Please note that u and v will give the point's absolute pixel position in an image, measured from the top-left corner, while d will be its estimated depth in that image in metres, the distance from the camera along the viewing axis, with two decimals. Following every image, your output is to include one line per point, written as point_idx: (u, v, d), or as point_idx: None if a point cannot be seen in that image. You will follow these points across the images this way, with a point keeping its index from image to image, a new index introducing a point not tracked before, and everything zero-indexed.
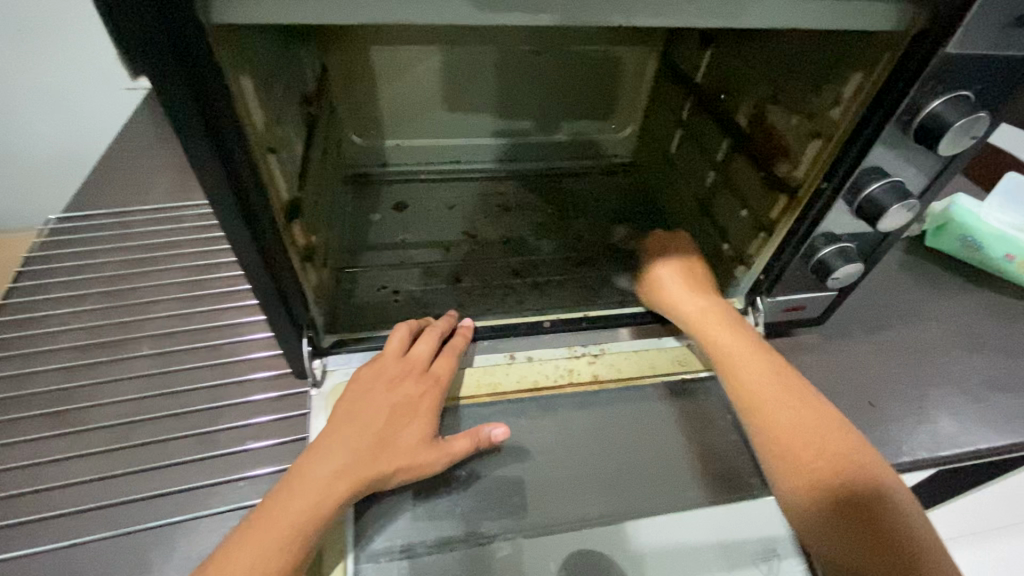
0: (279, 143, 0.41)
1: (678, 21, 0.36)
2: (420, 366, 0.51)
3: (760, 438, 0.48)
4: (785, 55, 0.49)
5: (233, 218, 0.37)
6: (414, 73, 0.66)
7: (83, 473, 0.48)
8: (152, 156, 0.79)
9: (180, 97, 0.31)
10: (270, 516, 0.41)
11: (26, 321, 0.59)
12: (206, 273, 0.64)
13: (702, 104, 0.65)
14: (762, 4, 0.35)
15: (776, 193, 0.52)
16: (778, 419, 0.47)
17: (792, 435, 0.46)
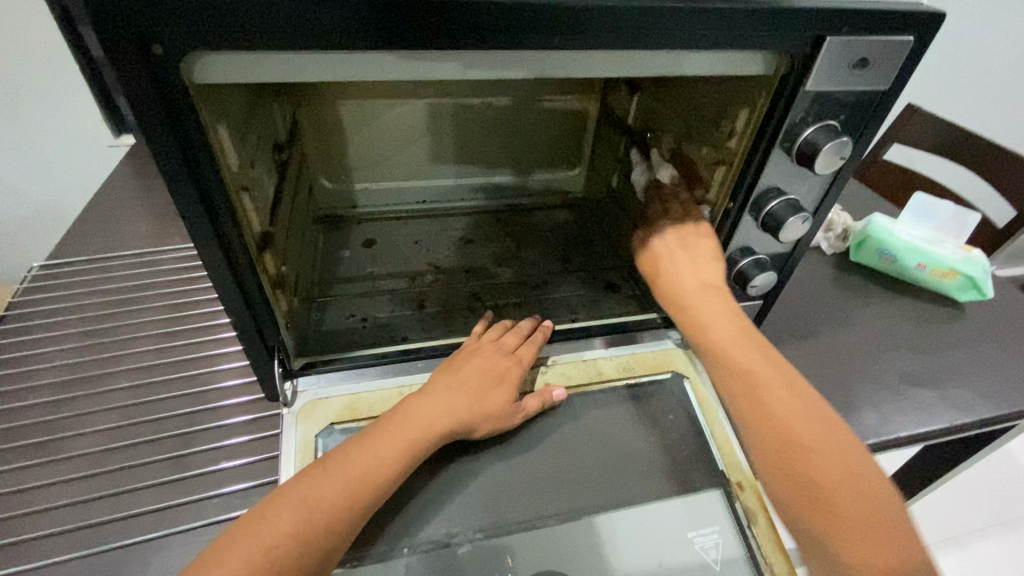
0: (252, 183, 0.46)
1: (589, 70, 0.43)
2: (507, 349, 0.61)
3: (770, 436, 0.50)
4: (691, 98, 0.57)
5: (211, 251, 0.42)
6: (378, 124, 0.73)
7: (59, 499, 0.50)
8: (134, 207, 0.84)
9: (167, 147, 0.36)
10: (362, 455, 0.49)
11: (8, 360, 0.62)
12: (184, 310, 0.68)
13: (633, 142, 0.73)
14: (653, 58, 0.43)
15: (696, 215, 0.59)
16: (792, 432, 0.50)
17: (792, 434, 0.49)
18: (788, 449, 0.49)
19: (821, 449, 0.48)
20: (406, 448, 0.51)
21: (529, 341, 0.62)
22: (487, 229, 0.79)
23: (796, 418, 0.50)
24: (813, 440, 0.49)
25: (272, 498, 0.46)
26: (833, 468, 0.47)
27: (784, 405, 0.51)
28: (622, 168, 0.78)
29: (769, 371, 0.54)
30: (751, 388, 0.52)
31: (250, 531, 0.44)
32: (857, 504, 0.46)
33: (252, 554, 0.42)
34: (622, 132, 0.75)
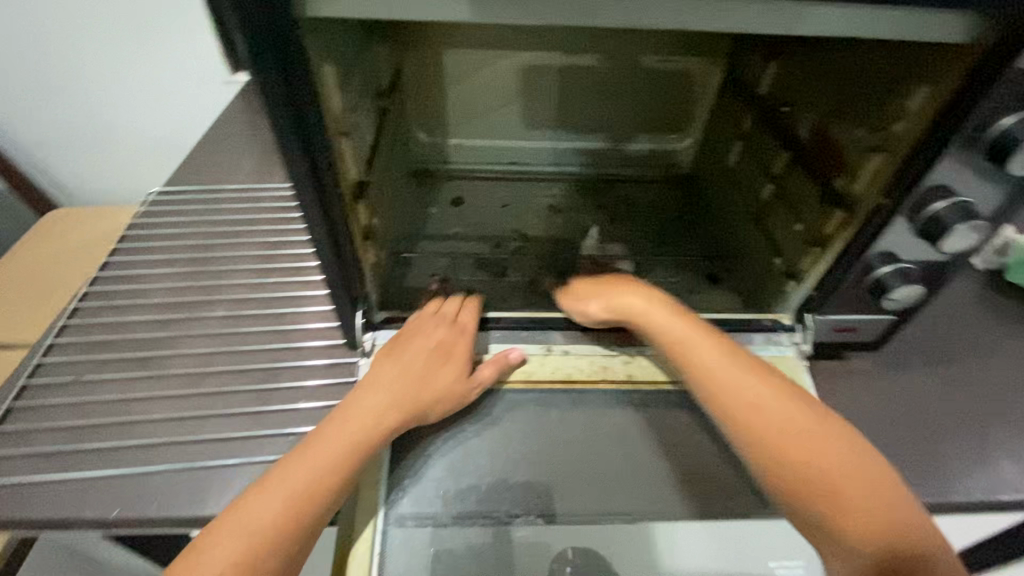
0: (352, 128, 0.45)
1: (741, 24, 0.36)
2: (445, 321, 0.55)
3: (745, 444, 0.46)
4: (849, 69, 0.48)
5: (308, 195, 0.41)
6: (478, 77, 0.69)
7: (155, 412, 0.53)
8: (242, 143, 0.87)
9: (273, 84, 0.35)
10: (320, 445, 0.44)
11: (124, 278, 0.67)
12: (278, 249, 0.70)
13: (761, 116, 0.64)
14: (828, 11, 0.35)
15: (832, 208, 0.51)
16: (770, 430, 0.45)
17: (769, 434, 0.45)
18: (788, 458, 0.44)
19: (819, 452, 0.44)
20: (370, 428, 0.46)
21: (466, 306, 0.57)
22: (579, 199, 0.75)
23: (789, 425, 0.45)
24: (808, 441, 0.44)
25: (233, 512, 0.41)
26: (841, 471, 0.43)
27: (779, 407, 0.46)
28: (742, 144, 0.69)
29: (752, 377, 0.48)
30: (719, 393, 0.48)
31: (225, 526, 0.40)
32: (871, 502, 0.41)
33: (230, 547, 0.39)
34: (749, 103, 0.66)
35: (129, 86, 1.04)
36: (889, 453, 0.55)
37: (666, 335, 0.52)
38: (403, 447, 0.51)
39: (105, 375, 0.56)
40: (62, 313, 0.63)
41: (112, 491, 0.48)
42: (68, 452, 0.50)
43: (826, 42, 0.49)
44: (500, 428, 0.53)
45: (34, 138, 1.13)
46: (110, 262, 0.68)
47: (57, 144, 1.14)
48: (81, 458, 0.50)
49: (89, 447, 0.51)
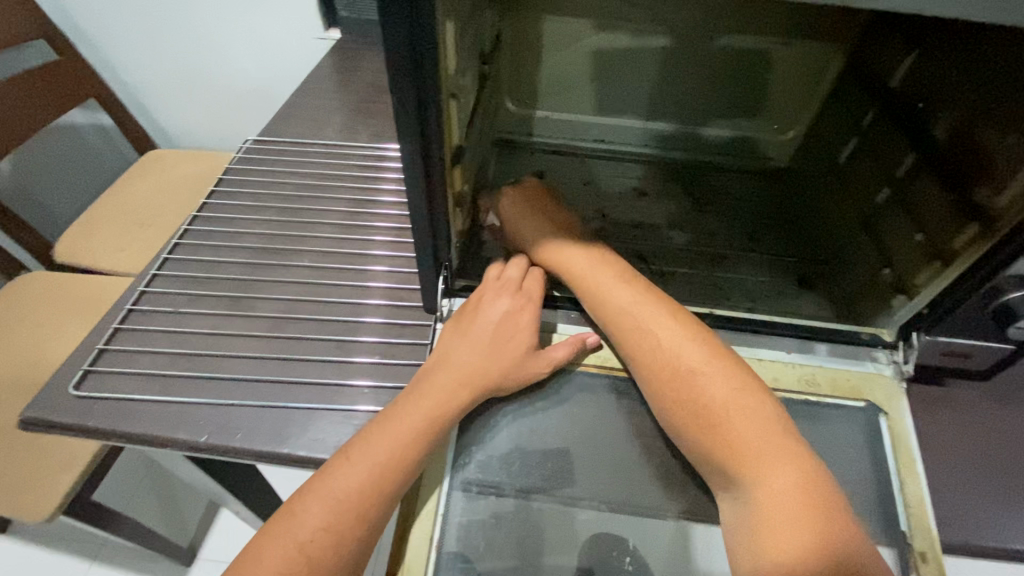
0: (460, 91, 0.44)
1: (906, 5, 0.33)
2: (510, 290, 0.53)
3: (691, 425, 0.46)
4: (1001, 63, 0.42)
5: (414, 156, 0.41)
6: (577, 49, 0.67)
7: (243, 350, 0.56)
8: (333, 100, 0.89)
9: (399, 37, 0.34)
10: (394, 419, 0.45)
11: (220, 220, 0.70)
12: (362, 207, 0.71)
13: (890, 112, 0.58)
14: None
15: (967, 221, 0.46)
16: (719, 411, 0.45)
17: (727, 416, 0.45)
18: (711, 424, 0.45)
19: (740, 428, 0.45)
20: (445, 401, 0.46)
21: (532, 274, 0.55)
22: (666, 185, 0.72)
23: (739, 413, 0.45)
24: (732, 418, 0.45)
25: (318, 479, 0.43)
26: (758, 450, 0.43)
27: (712, 386, 0.47)
28: (859, 141, 0.63)
29: (691, 354, 0.49)
30: (676, 372, 0.48)
31: (311, 493, 0.42)
32: (774, 478, 0.42)
33: (318, 512, 0.41)
34: (875, 98, 0.60)
35: (230, 35, 1.08)
36: (990, 494, 0.50)
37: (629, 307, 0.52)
38: (473, 415, 0.51)
39: (199, 310, 0.59)
40: (164, 248, 0.67)
41: (202, 418, 0.51)
42: (166, 376, 0.54)
43: (985, 31, 0.43)
44: (568, 409, 0.53)
45: (141, 79, 1.20)
46: (208, 204, 0.72)
47: (160, 87, 1.21)
48: (177, 384, 0.54)
49: (183, 375, 0.54)
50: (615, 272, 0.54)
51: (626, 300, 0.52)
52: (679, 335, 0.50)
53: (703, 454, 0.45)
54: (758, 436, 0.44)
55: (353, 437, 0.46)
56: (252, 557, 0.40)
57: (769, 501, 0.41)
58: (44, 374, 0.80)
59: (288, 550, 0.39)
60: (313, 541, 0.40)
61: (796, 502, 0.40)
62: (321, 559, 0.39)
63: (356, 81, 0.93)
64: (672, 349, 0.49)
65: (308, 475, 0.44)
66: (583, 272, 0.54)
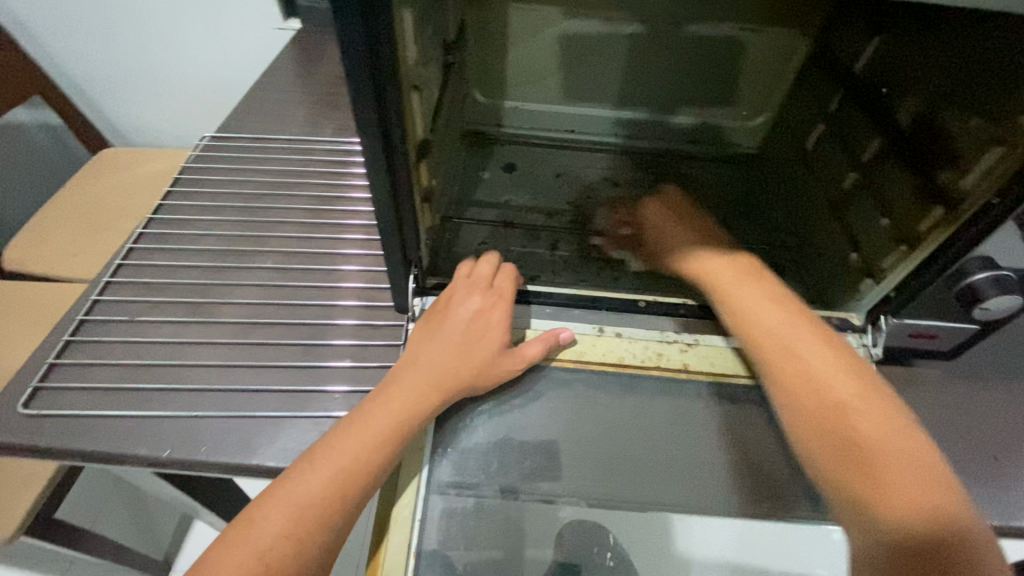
0: (422, 82, 0.42)
1: None
2: (481, 287, 0.52)
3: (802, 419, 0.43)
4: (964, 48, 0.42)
5: (375, 152, 0.39)
6: (544, 37, 0.65)
7: (206, 358, 0.54)
8: (294, 93, 0.86)
9: (352, 27, 0.32)
10: (361, 422, 0.44)
11: (177, 222, 0.67)
12: (328, 204, 0.69)
13: (855, 97, 0.58)
14: None
15: (931, 205, 0.46)
16: (840, 407, 0.42)
17: (846, 414, 0.42)
18: (828, 420, 0.42)
19: (865, 417, 0.41)
20: (414, 404, 0.45)
21: (503, 270, 0.54)
22: (638, 174, 0.72)
23: (864, 414, 0.42)
24: (857, 421, 0.41)
25: (279, 485, 0.41)
26: (881, 447, 0.40)
27: (829, 372, 0.44)
28: (825, 126, 0.64)
29: (806, 341, 0.46)
30: (794, 368, 0.45)
31: (272, 499, 0.40)
32: (901, 469, 0.38)
33: (279, 519, 0.39)
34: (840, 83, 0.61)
35: (181, 26, 1.03)
36: (958, 470, 0.51)
37: (750, 303, 0.50)
38: (445, 416, 0.50)
39: (157, 318, 0.57)
40: (117, 253, 0.63)
41: (164, 432, 0.49)
42: (123, 390, 0.51)
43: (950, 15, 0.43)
44: (545, 405, 0.52)
45: (89, 75, 1.13)
46: (163, 206, 0.69)
47: (110, 82, 1.15)
48: (135, 396, 0.51)
49: (142, 387, 0.51)
50: (749, 274, 0.52)
51: (754, 298, 0.50)
52: (805, 333, 0.47)
53: (810, 437, 0.43)
54: (882, 439, 0.40)
55: (317, 441, 0.45)
56: (205, 566, 0.38)
57: (887, 487, 0.38)
58: None
59: (245, 559, 0.37)
60: (272, 550, 0.38)
61: (924, 495, 0.37)
62: (280, 568, 0.37)
63: (318, 73, 0.89)
64: (799, 345, 0.46)
65: (268, 481, 0.42)
66: (714, 271, 0.53)
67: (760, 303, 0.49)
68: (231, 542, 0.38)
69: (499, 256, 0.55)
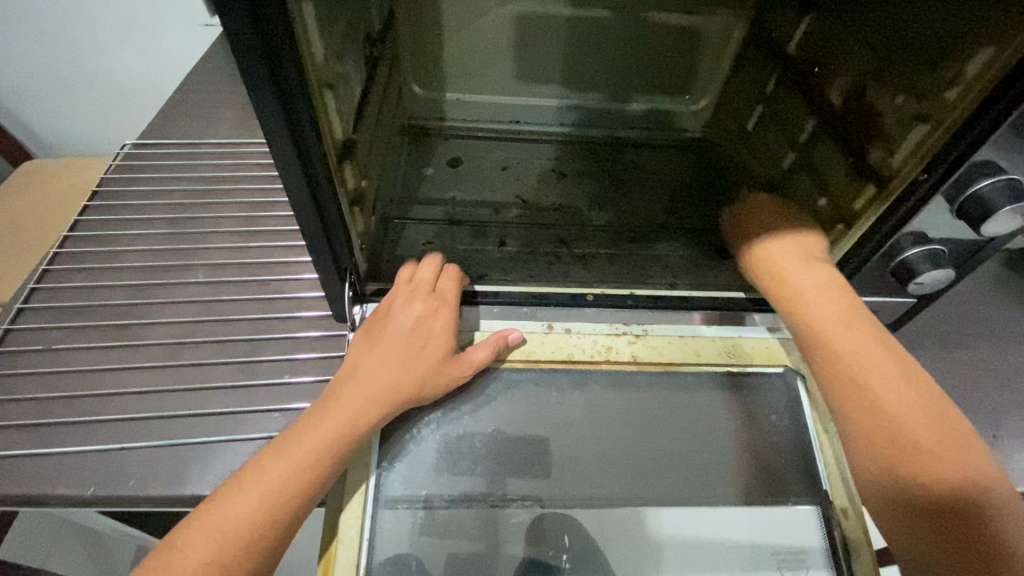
0: (338, 80, 0.39)
1: None
2: (424, 291, 0.50)
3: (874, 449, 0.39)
4: (894, 20, 0.43)
5: (288, 158, 0.37)
6: (482, 24, 0.65)
7: (132, 384, 0.50)
8: (223, 93, 0.81)
9: (241, 24, 0.29)
10: (296, 441, 0.42)
11: (97, 238, 0.62)
12: (263, 211, 0.65)
13: (789, 77, 0.58)
14: None
15: (863, 182, 0.46)
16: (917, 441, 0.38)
17: (923, 448, 0.38)
18: (899, 453, 0.38)
19: (948, 457, 0.37)
20: (353, 421, 0.43)
21: (447, 273, 0.51)
22: (585, 162, 0.70)
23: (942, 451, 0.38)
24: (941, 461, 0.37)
25: (204, 510, 0.39)
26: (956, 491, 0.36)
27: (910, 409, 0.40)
28: (764, 108, 0.63)
29: (884, 364, 0.42)
30: (871, 388, 0.41)
31: (197, 525, 0.38)
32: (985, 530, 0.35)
33: (202, 547, 0.37)
34: (775, 64, 0.60)
35: (98, 26, 0.96)
36: None
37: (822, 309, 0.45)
38: (389, 428, 0.48)
39: (76, 344, 0.52)
40: (30, 275, 0.58)
41: (87, 468, 0.45)
42: (39, 426, 0.47)
43: None
44: (495, 408, 0.51)
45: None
46: (81, 221, 0.64)
47: (25, 88, 1.06)
48: (53, 432, 0.47)
49: (60, 421, 0.48)
50: (819, 273, 0.47)
51: (829, 304, 0.45)
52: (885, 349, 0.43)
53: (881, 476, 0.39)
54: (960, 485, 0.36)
55: (249, 461, 0.42)
56: None
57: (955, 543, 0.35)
58: None
59: None
60: None
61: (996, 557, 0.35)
62: None
63: None
64: (876, 360, 0.42)
65: (197, 505, 0.40)
66: (788, 270, 0.48)
67: (836, 310, 0.45)
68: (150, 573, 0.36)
69: (442, 258, 0.53)
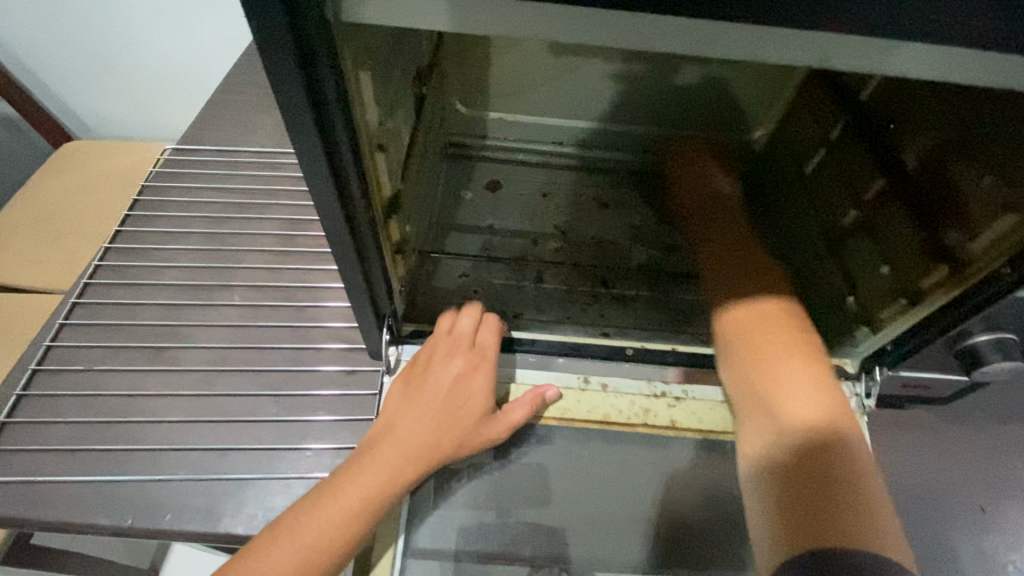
0: (389, 138, 0.38)
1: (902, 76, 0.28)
2: (463, 345, 0.50)
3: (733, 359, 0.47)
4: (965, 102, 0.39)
5: (334, 220, 0.36)
6: (525, 48, 0.62)
7: (169, 412, 0.51)
8: (261, 95, 0.80)
9: (295, 98, 0.28)
10: (330, 497, 0.42)
11: (137, 252, 0.63)
12: (301, 230, 0.65)
13: (856, 125, 0.54)
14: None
15: (935, 261, 0.44)
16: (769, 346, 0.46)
17: (770, 354, 0.45)
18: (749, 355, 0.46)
19: (787, 365, 0.44)
20: (387, 479, 0.43)
21: (487, 325, 0.51)
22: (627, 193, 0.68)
23: (781, 361, 0.45)
24: (783, 365, 0.44)
25: (241, 561, 0.40)
26: (790, 387, 0.43)
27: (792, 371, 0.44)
28: (825, 152, 0.59)
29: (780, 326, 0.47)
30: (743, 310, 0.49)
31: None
32: (851, 508, 0.36)
33: None
34: (842, 110, 0.55)
35: (140, 15, 0.95)
36: (939, 521, 0.51)
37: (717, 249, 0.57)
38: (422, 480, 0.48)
39: (115, 366, 0.53)
40: (73, 289, 0.59)
41: (126, 498, 0.46)
42: (80, 451, 0.48)
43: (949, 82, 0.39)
44: (525, 460, 0.50)
45: (45, 66, 1.05)
46: (120, 232, 0.64)
47: (71, 74, 1.07)
48: (94, 458, 0.48)
49: (100, 447, 0.48)
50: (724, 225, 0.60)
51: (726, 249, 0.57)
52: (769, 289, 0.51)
53: (756, 439, 0.43)
54: (793, 386, 0.43)
55: (287, 510, 0.43)
56: None
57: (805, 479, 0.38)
58: None
59: None
60: None
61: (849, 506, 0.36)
62: None
63: None
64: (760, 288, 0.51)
65: (232, 551, 0.40)
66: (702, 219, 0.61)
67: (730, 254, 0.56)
68: None
69: (481, 307, 0.53)
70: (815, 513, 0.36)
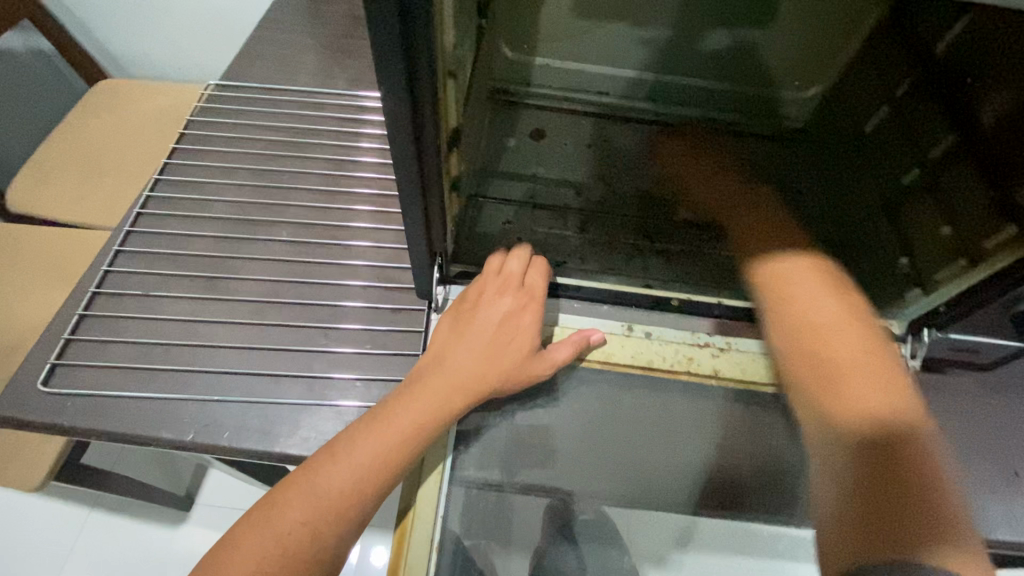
0: (458, 66, 0.37)
1: None
2: (511, 284, 0.51)
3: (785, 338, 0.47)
4: None
5: (404, 147, 0.36)
6: None
7: (223, 339, 0.52)
8: (303, 34, 0.78)
9: (384, 12, 0.28)
10: (383, 420, 0.43)
11: (185, 185, 0.63)
12: (345, 170, 0.65)
13: (930, 80, 0.50)
14: None
15: (1001, 221, 0.43)
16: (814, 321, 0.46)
17: (831, 341, 0.45)
18: (802, 341, 0.46)
19: (842, 342, 0.45)
20: (438, 407, 0.45)
21: (535, 268, 0.52)
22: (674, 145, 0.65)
23: (851, 348, 0.45)
24: (834, 342, 0.45)
25: (300, 475, 0.42)
26: (846, 367, 0.44)
27: (845, 349, 0.45)
28: (889, 109, 0.56)
29: (826, 299, 0.47)
30: (783, 284, 0.48)
31: (296, 488, 0.41)
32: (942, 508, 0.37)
33: (299, 506, 0.40)
34: (915, 61, 0.52)
35: None
36: (971, 484, 0.51)
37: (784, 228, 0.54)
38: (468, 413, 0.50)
39: (168, 293, 0.55)
40: (126, 217, 0.60)
41: (185, 416, 0.49)
42: (141, 370, 0.51)
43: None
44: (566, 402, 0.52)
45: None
46: (167, 164, 0.64)
47: (109, 9, 1.06)
48: (153, 377, 0.50)
49: (160, 368, 0.51)
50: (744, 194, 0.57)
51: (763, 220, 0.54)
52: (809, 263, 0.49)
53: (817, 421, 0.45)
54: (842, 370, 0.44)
55: (342, 431, 0.45)
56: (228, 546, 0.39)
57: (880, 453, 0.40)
58: (26, 340, 0.77)
59: (265, 541, 0.39)
60: (292, 534, 0.39)
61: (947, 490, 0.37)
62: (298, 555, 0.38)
63: (332, 10, 0.81)
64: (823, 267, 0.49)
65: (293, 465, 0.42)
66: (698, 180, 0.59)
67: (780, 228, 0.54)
68: (251, 525, 0.40)
69: (528, 249, 0.54)
70: (884, 514, 0.36)
